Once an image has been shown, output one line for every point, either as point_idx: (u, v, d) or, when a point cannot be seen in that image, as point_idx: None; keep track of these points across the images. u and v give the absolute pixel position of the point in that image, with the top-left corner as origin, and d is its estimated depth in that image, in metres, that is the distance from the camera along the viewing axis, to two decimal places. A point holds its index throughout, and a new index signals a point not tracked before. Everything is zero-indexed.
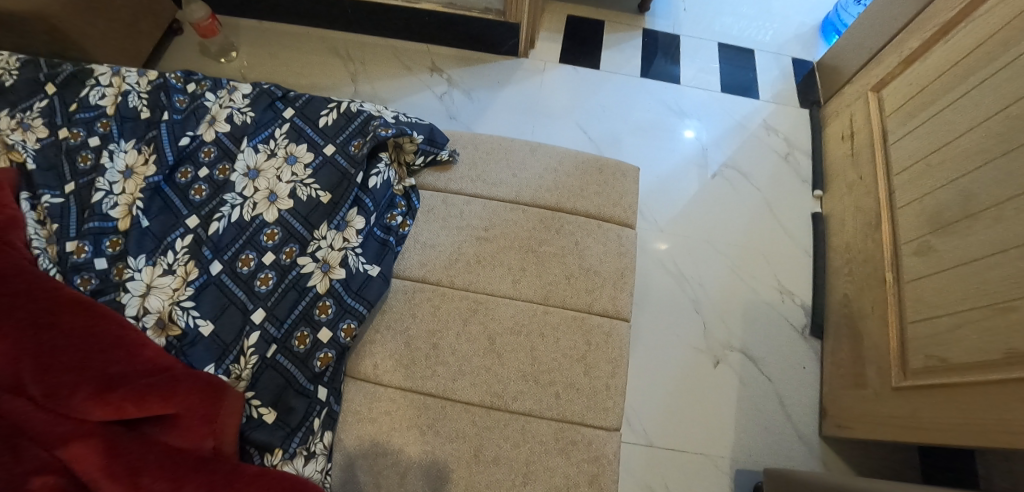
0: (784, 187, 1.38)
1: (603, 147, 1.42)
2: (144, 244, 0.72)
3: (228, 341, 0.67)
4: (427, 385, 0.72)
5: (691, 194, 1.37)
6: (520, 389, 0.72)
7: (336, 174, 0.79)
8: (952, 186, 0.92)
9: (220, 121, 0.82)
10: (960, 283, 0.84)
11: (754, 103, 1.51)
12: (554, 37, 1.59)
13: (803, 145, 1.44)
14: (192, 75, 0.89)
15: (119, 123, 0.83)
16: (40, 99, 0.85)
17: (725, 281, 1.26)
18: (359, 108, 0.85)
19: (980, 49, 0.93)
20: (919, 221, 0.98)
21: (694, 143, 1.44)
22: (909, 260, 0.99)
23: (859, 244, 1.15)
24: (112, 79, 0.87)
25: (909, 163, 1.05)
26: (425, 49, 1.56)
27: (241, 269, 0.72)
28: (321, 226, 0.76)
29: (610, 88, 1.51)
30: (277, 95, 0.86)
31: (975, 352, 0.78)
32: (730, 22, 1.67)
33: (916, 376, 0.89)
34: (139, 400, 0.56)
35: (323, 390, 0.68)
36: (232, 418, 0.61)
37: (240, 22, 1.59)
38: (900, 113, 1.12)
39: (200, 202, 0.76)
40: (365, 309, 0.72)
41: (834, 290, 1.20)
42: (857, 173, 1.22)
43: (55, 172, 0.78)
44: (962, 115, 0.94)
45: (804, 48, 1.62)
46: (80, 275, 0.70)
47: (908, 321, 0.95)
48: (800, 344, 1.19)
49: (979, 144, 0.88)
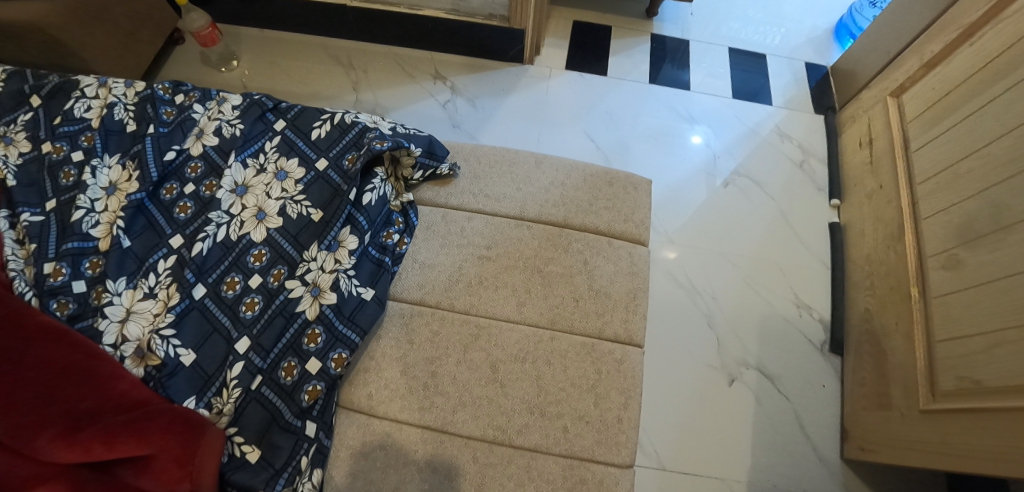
0: (799, 195, 1.32)
1: (611, 155, 1.37)
2: (125, 266, 0.68)
3: (211, 372, 0.63)
4: (425, 418, 0.67)
5: (702, 204, 1.31)
6: (526, 422, 0.67)
7: (328, 190, 0.75)
8: (982, 196, 0.86)
9: (208, 134, 0.78)
10: (992, 300, 0.78)
11: (767, 109, 1.45)
12: (560, 44, 1.54)
13: (820, 153, 1.38)
14: (181, 85, 0.86)
15: (103, 136, 0.79)
16: (24, 111, 0.82)
17: (740, 295, 1.20)
18: (353, 119, 0.80)
19: (1010, 51, 0.87)
20: (946, 234, 0.92)
21: (704, 150, 1.39)
22: (935, 275, 0.93)
23: (881, 257, 1.09)
24: (98, 91, 0.84)
25: (933, 172, 0.99)
26: (428, 56, 1.52)
27: (226, 293, 0.67)
28: (311, 247, 0.71)
29: (618, 94, 1.47)
30: (268, 106, 0.82)
31: (1010, 374, 0.72)
32: (741, 26, 1.62)
33: (945, 399, 0.83)
34: (109, 440, 0.51)
35: (312, 425, 0.63)
36: (210, 459, 0.56)
37: (241, 30, 1.57)
38: (922, 119, 1.06)
39: (184, 220, 0.72)
40: (357, 337, 0.67)
41: (855, 305, 1.13)
42: (876, 182, 1.16)
43: (36, 188, 0.74)
44: (989, 121, 0.88)
45: (817, 52, 1.56)
46: (57, 299, 0.65)
47: (935, 340, 0.88)
48: (821, 363, 1.13)
49: (1007, 152, 0.83)
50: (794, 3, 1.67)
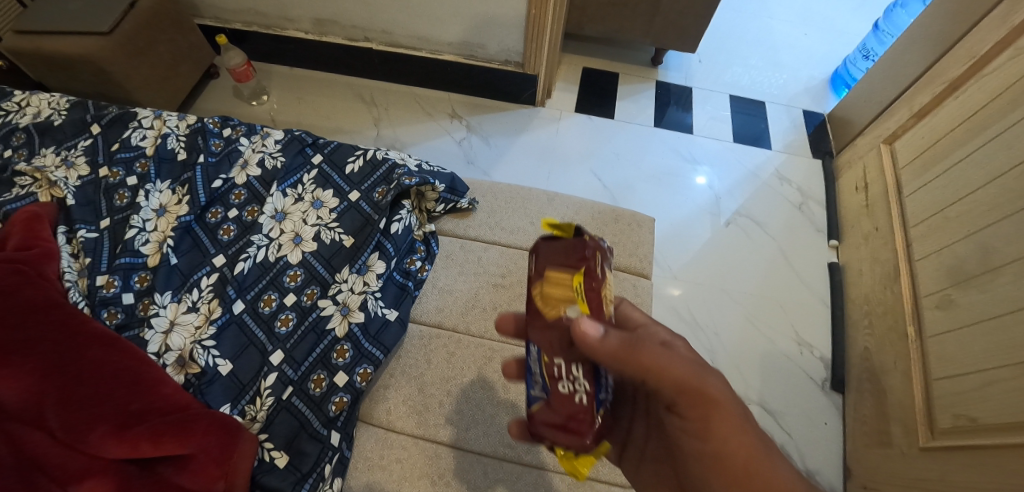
0: (797, 235, 1.38)
1: (617, 194, 1.45)
2: (171, 281, 0.75)
3: (246, 381, 0.69)
4: (440, 434, 0.72)
5: (703, 242, 1.37)
6: (534, 441, 0.72)
7: (359, 219, 0.82)
8: (971, 240, 0.91)
9: (252, 165, 0.86)
10: (985, 340, 0.82)
11: (766, 153, 1.53)
12: (570, 88, 1.65)
13: (818, 195, 1.45)
14: (229, 120, 0.95)
15: (157, 163, 0.87)
16: (85, 138, 0.91)
17: (740, 330, 1.24)
18: (384, 156, 0.88)
19: (991, 106, 0.94)
20: (939, 275, 0.97)
21: (706, 190, 1.46)
22: (930, 314, 0.97)
23: (878, 297, 1.13)
24: (153, 122, 0.93)
25: (925, 216, 1.05)
26: (446, 97, 1.63)
27: (263, 309, 0.74)
28: (343, 269, 0.78)
29: (624, 137, 1.56)
30: (307, 142, 0.90)
31: (1005, 411, 0.75)
32: (741, 74, 1.72)
33: (944, 436, 0.86)
34: (156, 439, 0.57)
35: (336, 435, 0.68)
36: (244, 462, 0.61)
37: (273, 68, 1.69)
38: (913, 165, 1.12)
39: (227, 241, 0.79)
40: (381, 355, 0.73)
41: (855, 344, 1.17)
42: (873, 224, 1.22)
43: (92, 207, 0.82)
44: (975, 170, 0.94)
45: (814, 100, 1.65)
46: (106, 309, 0.71)
47: (932, 378, 0.92)
48: (821, 400, 1.15)
49: (993, 199, 0.88)
50: (791, 54, 1.77)
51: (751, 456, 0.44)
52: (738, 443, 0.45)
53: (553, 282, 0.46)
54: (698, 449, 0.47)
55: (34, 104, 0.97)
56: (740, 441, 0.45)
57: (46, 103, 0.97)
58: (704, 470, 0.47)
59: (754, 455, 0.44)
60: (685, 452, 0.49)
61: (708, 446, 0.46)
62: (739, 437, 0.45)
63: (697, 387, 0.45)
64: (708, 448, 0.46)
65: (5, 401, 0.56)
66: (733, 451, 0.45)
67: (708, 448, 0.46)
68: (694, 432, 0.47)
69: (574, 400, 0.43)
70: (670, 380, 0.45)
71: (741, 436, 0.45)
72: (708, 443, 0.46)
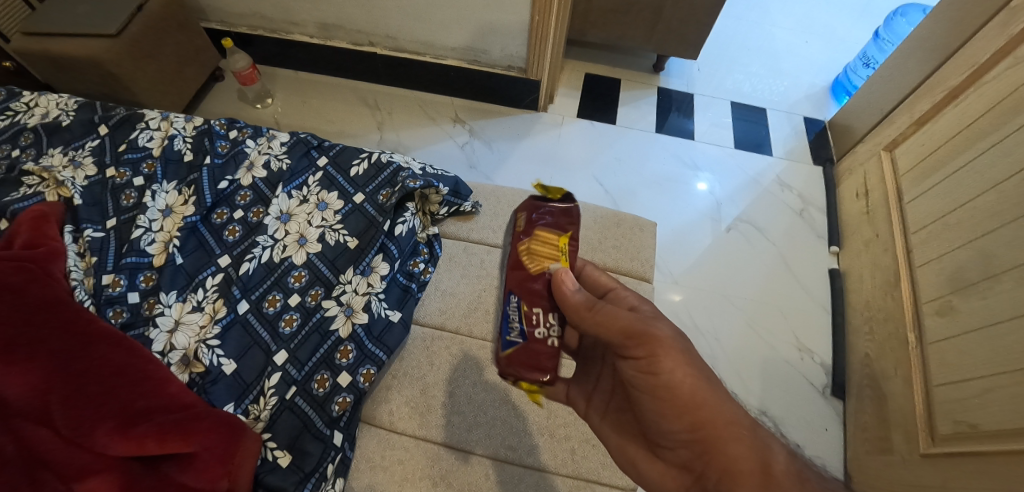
0: (798, 241, 1.39)
1: (618, 199, 1.46)
2: (176, 281, 0.75)
3: (249, 381, 0.69)
4: (442, 435, 0.73)
5: (705, 247, 1.38)
6: (536, 443, 0.73)
7: (364, 221, 0.83)
8: (971, 247, 0.91)
9: (258, 167, 0.87)
10: (985, 346, 0.83)
11: (767, 160, 1.54)
12: (572, 93, 1.66)
13: (819, 201, 1.45)
14: (235, 122, 0.96)
15: (163, 164, 0.88)
16: (93, 139, 0.92)
17: (741, 335, 1.24)
18: (388, 159, 0.89)
19: (991, 113, 0.94)
20: (940, 282, 0.97)
21: (707, 196, 1.47)
22: (931, 320, 0.97)
23: (879, 303, 1.14)
24: (160, 124, 0.94)
25: (925, 223, 1.05)
26: (449, 101, 1.64)
27: (267, 309, 0.74)
28: (347, 271, 0.78)
29: (626, 142, 1.57)
30: (313, 144, 0.91)
31: (1006, 418, 0.75)
32: (743, 81, 1.73)
33: (944, 442, 0.86)
34: (160, 438, 0.57)
35: (339, 435, 0.68)
36: (248, 461, 0.62)
37: (277, 71, 1.70)
38: (913, 172, 1.13)
39: (233, 242, 0.80)
40: (384, 356, 0.74)
41: (856, 350, 1.17)
42: (873, 230, 1.22)
43: (99, 207, 0.83)
44: (975, 177, 0.95)
45: (815, 107, 1.66)
46: (113, 308, 0.72)
47: (933, 384, 0.92)
48: (822, 406, 1.15)
49: (993, 207, 0.89)
50: (792, 61, 1.79)
51: (695, 385, 0.52)
52: (684, 375, 0.52)
53: (540, 249, 0.68)
54: (649, 384, 0.54)
55: (42, 104, 0.98)
56: (685, 373, 0.52)
57: (54, 103, 0.98)
58: (655, 402, 0.54)
59: (698, 384, 0.52)
60: (638, 389, 0.55)
61: (659, 380, 0.53)
62: (684, 369, 0.52)
63: (643, 330, 0.54)
64: (658, 382, 0.53)
65: (8, 398, 0.56)
66: (681, 382, 0.52)
67: (658, 383, 0.53)
68: (645, 370, 0.54)
69: (546, 340, 0.63)
70: (618, 328, 0.55)
71: (685, 368, 0.52)
72: (658, 378, 0.53)
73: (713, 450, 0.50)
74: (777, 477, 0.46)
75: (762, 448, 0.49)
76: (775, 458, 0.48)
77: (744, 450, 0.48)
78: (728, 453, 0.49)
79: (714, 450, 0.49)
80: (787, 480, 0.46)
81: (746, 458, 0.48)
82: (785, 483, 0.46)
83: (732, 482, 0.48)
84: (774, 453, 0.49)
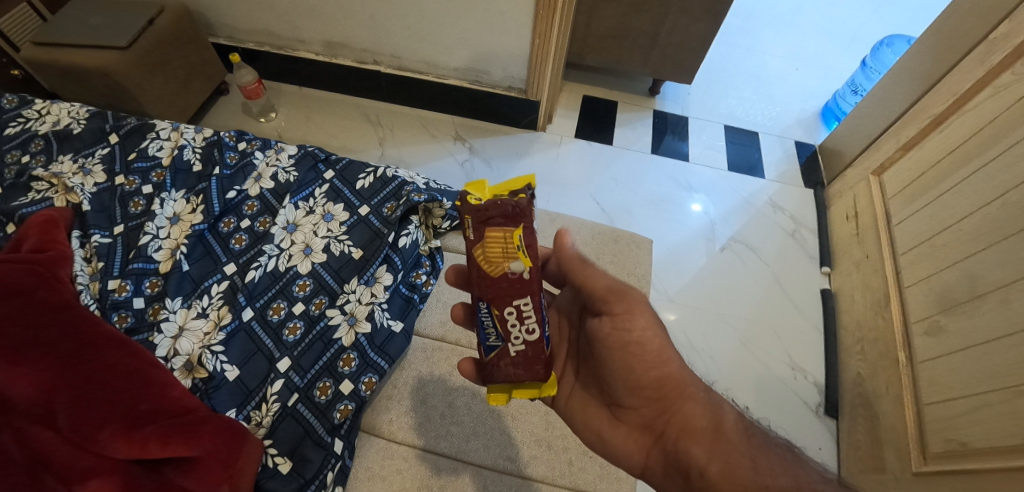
0: (791, 261, 1.41)
1: (615, 217, 1.49)
2: (182, 287, 0.78)
3: (252, 387, 0.71)
4: (440, 445, 0.74)
5: (700, 266, 1.40)
6: (534, 454, 0.74)
7: (368, 232, 0.85)
8: (957, 268, 0.94)
9: (266, 178, 0.90)
10: (974, 365, 0.85)
11: (761, 182, 1.58)
12: (571, 114, 1.71)
13: (810, 222, 1.49)
14: (245, 134, 0.98)
15: (172, 173, 0.90)
16: (103, 147, 0.94)
17: (736, 353, 1.26)
18: (394, 173, 0.92)
19: (974, 139, 0.99)
20: (928, 302, 1.00)
21: (702, 216, 1.50)
22: (920, 340, 0.99)
23: (869, 323, 1.16)
24: (171, 134, 0.96)
25: (914, 244, 1.08)
26: (451, 120, 1.68)
27: (272, 317, 0.76)
28: (351, 281, 0.81)
29: (623, 162, 1.61)
30: (320, 157, 0.94)
31: (996, 436, 0.77)
32: (736, 106, 1.79)
33: (936, 461, 0.87)
34: (163, 441, 0.58)
35: (340, 443, 0.70)
36: (249, 467, 0.62)
37: (282, 86, 1.74)
38: (901, 195, 1.16)
39: (239, 250, 0.83)
40: (386, 365, 0.76)
41: (847, 369, 1.19)
42: (863, 251, 1.26)
43: (107, 213, 0.84)
44: (959, 201, 0.98)
45: (806, 131, 1.71)
46: (117, 312, 0.74)
47: (924, 403, 0.94)
48: (816, 425, 1.16)
49: (978, 229, 0.92)
50: (783, 87, 1.85)
51: (662, 345, 0.56)
52: (654, 335, 0.56)
53: (490, 242, 0.53)
54: (621, 341, 0.56)
55: (54, 112, 1.00)
56: (655, 332, 0.56)
57: (66, 112, 1.00)
58: (623, 359, 0.57)
59: (664, 345, 0.57)
60: (606, 348, 0.58)
61: (631, 338, 0.56)
62: (654, 329, 0.56)
63: (624, 288, 0.57)
64: (629, 339, 0.56)
65: (14, 398, 0.56)
66: (650, 340, 0.56)
67: (629, 340, 0.56)
68: (620, 328, 0.56)
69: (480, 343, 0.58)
70: (601, 285, 0.57)
71: (655, 328, 0.56)
72: (631, 335, 0.56)
73: (674, 408, 0.56)
74: (728, 433, 0.54)
75: (714, 406, 0.56)
76: (725, 415, 0.56)
77: (699, 409, 0.55)
78: (686, 412, 0.56)
79: (674, 410, 0.56)
80: (735, 436, 0.54)
81: (700, 416, 0.55)
82: (734, 437, 0.53)
83: (689, 438, 0.54)
84: (724, 412, 0.56)
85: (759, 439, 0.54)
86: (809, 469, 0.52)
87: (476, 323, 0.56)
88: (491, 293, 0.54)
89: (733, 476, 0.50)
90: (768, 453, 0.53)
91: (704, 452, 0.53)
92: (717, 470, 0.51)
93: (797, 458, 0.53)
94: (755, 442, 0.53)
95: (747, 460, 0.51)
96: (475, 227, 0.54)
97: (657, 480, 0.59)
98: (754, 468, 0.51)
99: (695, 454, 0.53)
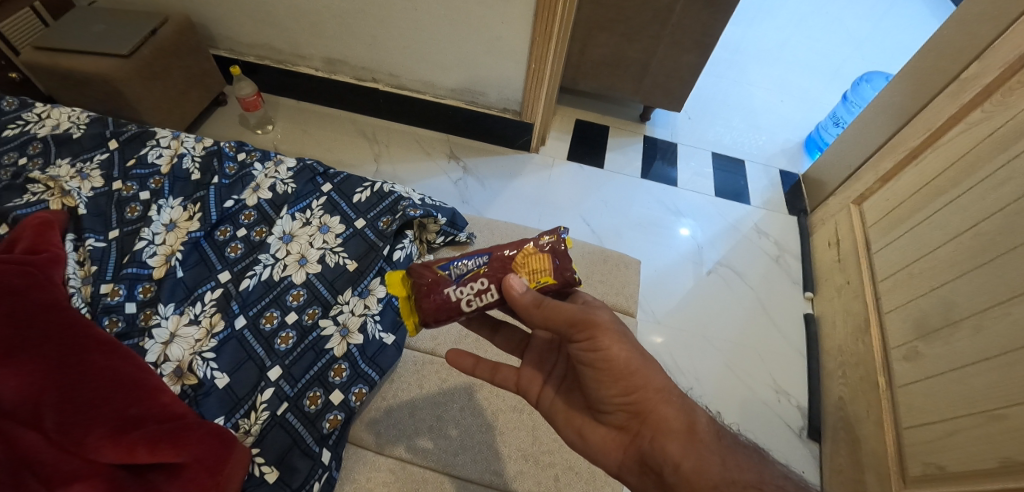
0: (773, 285, 1.45)
1: (604, 238, 1.52)
2: (175, 293, 0.78)
3: (241, 395, 0.72)
4: (428, 459, 0.74)
5: (687, 289, 1.43)
6: (521, 469, 0.75)
7: (363, 245, 0.87)
8: (933, 294, 0.98)
9: (264, 189, 0.91)
10: (948, 389, 0.88)
11: (747, 209, 1.63)
12: (563, 137, 1.76)
13: (793, 248, 1.53)
14: (245, 144, 1.00)
15: (171, 181, 0.91)
16: (102, 152, 0.95)
17: (721, 375, 1.27)
18: (391, 188, 0.94)
19: (947, 173, 1.04)
20: (906, 327, 1.03)
21: (690, 240, 1.54)
22: (899, 365, 1.02)
23: (850, 348, 1.19)
24: (171, 142, 0.97)
25: (892, 271, 1.12)
26: (445, 139, 1.72)
27: (264, 325, 0.77)
28: (345, 292, 0.82)
29: (612, 186, 1.64)
30: (318, 171, 0.95)
31: (973, 459, 0.79)
32: (723, 134, 1.85)
33: (916, 484, 0.89)
34: (152, 445, 0.58)
35: (327, 453, 0.70)
36: (236, 474, 0.62)
37: (280, 100, 1.77)
38: (880, 224, 1.21)
39: (234, 259, 0.84)
40: (376, 376, 0.77)
41: (829, 393, 1.21)
42: (844, 278, 1.29)
43: (102, 218, 0.85)
44: (934, 231, 1.02)
45: (790, 161, 1.77)
46: (108, 316, 0.74)
47: (903, 426, 0.96)
48: (799, 448, 1.18)
49: (951, 259, 0.96)
50: (768, 117, 1.92)
51: (630, 358, 0.56)
52: (620, 351, 0.56)
53: (542, 258, 0.60)
54: (589, 357, 0.57)
55: (53, 117, 1.01)
56: (621, 348, 0.56)
57: (66, 116, 1.01)
58: (594, 372, 0.58)
59: (632, 357, 0.57)
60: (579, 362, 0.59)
61: (597, 354, 0.56)
62: (619, 345, 0.56)
63: (585, 316, 0.56)
64: (596, 356, 0.57)
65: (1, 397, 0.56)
66: (616, 356, 0.56)
67: (597, 357, 0.57)
68: (585, 347, 0.57)
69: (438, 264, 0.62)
70: (562, 318, 0.56)
71: (620, 344, 0.56)
72: (597, 353, 0.56)
73: (647, 411, 0.57)
74: (700, 433, 0.56)
75: (688, 409, 0.58)
76: (697, 417, 0.58)
77: (673, 411, 0.57)
78: (660, 414, 0.57)
79: (648, 413, 0.57)
80: (707, 436, 0.56)
81: (674, 417, 0.57)
82: (706, 437, 0.56)
83: (664, 437, 0.56)
84: (698, 414, 0.58)
85: (728, 439, 0.57)
86: (772, 468, 0.56)
87: (464, 259, 0.61)
88: (500, 272, 0.59)
89: (703, 472, 0.53)
90: (735, 452, 0.56)
91: (678, 449, 0.55)
92: (689, 466, 0.54)
93: (761, 459, 0.57)
94: (724, 442, 0.56)
95: (717, 459, 0.54)
96: (554, 244, 0.61)
97: (633, 480, 0.60)
98: (723, 465, 0.54)
99: (670, 450, 0.55)
